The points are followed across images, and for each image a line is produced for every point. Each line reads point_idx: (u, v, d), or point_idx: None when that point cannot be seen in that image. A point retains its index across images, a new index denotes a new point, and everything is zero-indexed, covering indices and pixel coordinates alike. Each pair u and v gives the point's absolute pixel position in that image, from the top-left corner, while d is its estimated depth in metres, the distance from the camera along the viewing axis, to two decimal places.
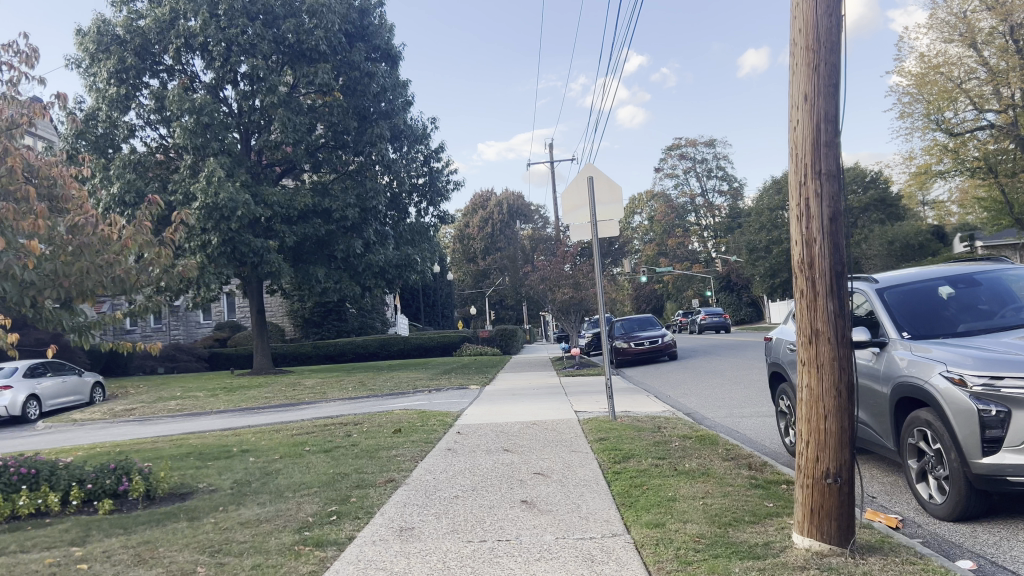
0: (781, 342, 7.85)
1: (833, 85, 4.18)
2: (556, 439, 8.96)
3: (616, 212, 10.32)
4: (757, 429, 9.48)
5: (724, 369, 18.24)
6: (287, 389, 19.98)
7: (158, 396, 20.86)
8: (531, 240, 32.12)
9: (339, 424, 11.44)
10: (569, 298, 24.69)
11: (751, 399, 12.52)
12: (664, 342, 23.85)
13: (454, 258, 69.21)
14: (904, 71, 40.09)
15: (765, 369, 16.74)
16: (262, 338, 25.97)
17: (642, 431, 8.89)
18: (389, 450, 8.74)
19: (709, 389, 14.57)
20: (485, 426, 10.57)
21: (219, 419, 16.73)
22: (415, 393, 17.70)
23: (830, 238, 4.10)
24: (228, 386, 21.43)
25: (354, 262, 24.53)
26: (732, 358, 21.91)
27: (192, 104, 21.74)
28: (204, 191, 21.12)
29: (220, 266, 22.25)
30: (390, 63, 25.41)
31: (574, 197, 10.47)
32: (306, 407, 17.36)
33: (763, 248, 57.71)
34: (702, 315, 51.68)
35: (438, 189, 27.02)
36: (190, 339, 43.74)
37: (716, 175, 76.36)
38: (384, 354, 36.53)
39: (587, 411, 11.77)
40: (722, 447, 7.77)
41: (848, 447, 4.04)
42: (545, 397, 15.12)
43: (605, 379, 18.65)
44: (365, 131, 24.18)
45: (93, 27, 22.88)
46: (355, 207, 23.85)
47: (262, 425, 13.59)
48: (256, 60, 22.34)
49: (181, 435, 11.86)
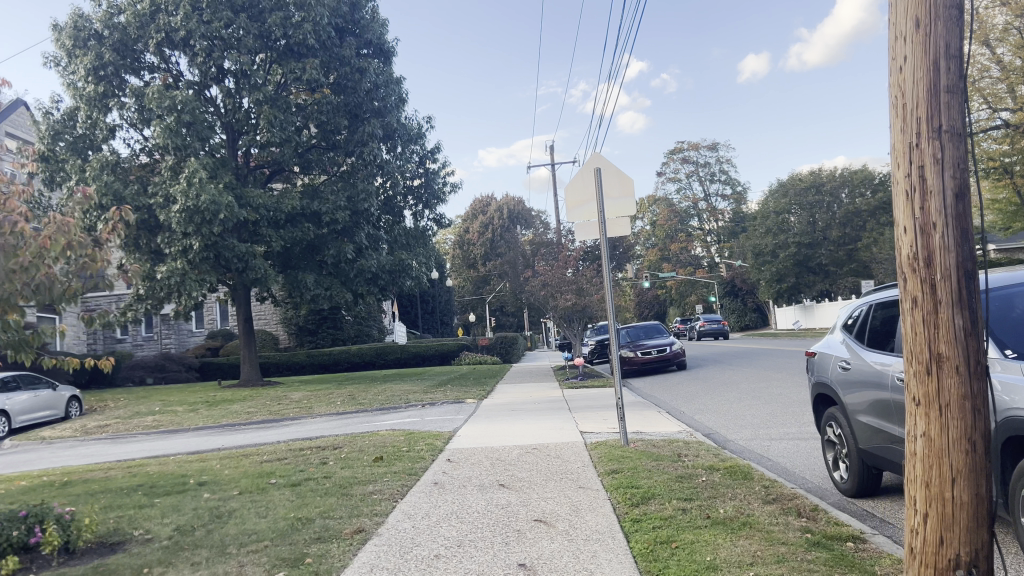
0: (827, 358, 6.63)
1: (956, 8, 2.95)
2: (561, 471, 7.71)
3: (628, 208, 9.11)
4: (792, 458, 8.26)
5: (738, 381, 17.00)
6: (271, 404, 18.71)
7: (136, 410, 19.62)
8: (532, 245, 30.90)
9: (315, 448, 10.17)
10: (572, 305, 23.46)
11: (776, 417, 11.27)
12: (671, 351, 22.60)
13: (453, 265, 67.99)
14: None
15: (785, 382, 15.48)
16: (250, 348, 24.68)
17: (660, 462, 7.65)
18: (365, 485, 7.49)
19: (726, 405, 13.31)
20: (478, 452, 9.32)
21: (196, 438, 15.49)
22: (408, 409, 16.46)
23: (957, 225, 2.90)
24: (210, 399, 20.18)
25: (344, 268, 23.28)
26: (745, 368, 20.66)
27: (172, 101, 20.47)
28: (183, 192, 19.83)
29: (202, 272, 20.97)
30: (383, 59, 24.18)
31: (580, 190, 9.19)
32: (289, 424, 16.10)
33: (770, 252, 56.44)
34: (704, 321, 50.76)
35: (434, 191, 25.84)
36: (182, 349, 42.35)
37: (719, 179, 75.18)
38: (380, 362, 35.36)
39: (594, 432, 10.54)
40: (759, 484, 6.55)
41: (985, 526, 2.82)
42: (548, 412, 13.89)
43: (611, 392, 17.41)
44: (356, 130, 22.91)
45: (69, 22, 21.56)
46: (347, 210, 22.60)
47: (235, 447, 12.33)
48: (241, 56, 21.15)
49: (142, 461, 10.61)
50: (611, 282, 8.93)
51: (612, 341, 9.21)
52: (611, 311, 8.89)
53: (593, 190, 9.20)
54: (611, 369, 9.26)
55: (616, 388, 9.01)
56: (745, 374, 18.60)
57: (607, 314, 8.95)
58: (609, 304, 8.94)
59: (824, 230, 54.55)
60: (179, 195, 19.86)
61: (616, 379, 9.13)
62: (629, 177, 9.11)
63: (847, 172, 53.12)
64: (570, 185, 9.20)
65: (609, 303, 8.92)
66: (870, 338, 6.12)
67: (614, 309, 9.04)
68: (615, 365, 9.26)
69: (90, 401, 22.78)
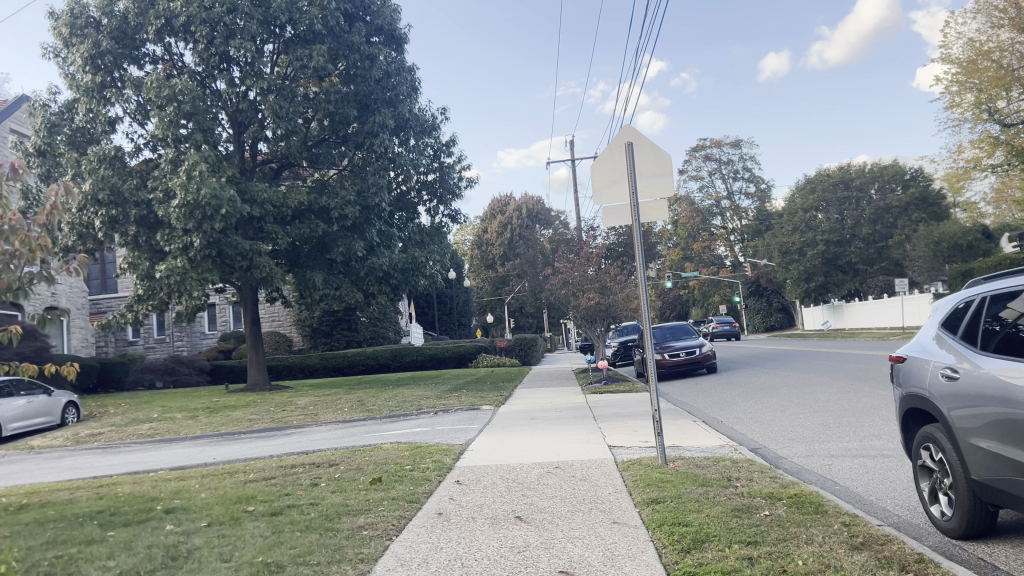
0: (920, 365, 5.37)
1: None
2: (588, 499, 6.46)
3: (665, 188, 7.86)
4: (861, 483, 7.01)
5: (777, 387, 15.68)
6: (275, 410, 17.59)
7: (134, 417, 18.52)
8: (551, 243, 29.70)
9: (308, 466, 8.97)
10: (595, 304, 22.20)
11: (830, 428, 9.96)
12: (701, 353, 21.31)
13: (472, 265, 66.92)
14: (953, 59, 37.15)
15: (831, 388, 14.15)
16: (258, 352, 23.59)
17: (708, 490, 6.40)
18: (358, 516, 6.29)
19: (771, 414, 12.00)
20: (492, 472, 8.10)
21: (191, 449, 14.37)
22: (420, 416, 15.28)
23: None
24: (213, 405, 19.07)
25: (355, 266, 22.12)
26: (780, 371, 19.31)
27: (171, 90, 19.51)
28: (183, 186, 18.73)
29: (204, 270, 19.83)
30: (395, 46, 23.00)
31: (609, 169, 8.00)
32: (292, 434, 14.95)
33: (796, 251, 54.19)
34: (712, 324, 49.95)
35: (449, 186, 24.65)
36: (194, 351, 41.48)
37: (742, 177, 73.67)
38: (395, 365, 34.29)
39: (625, 446, 9.30)
40: (838, 523, 5.31)
41: None
42: (570, 422, 12.65)
43: (638, 399, 16.15)
44: (366, 121, 21.76)
45: (66, 9, 20.63)
46: (356, 205, 21.47)
47: (226, 461, 11.16)
48: (245, 42, 20.08)
49: (117, 477, 9.46)
50: (645, 277, 7.71)
51: (649, 343, 7.93)
52: (645, 311, 7.65)
53: (625, 169, 8.00)
54: (649, 375, 7.95)
55: (652, 398, 7.76)
56: (782, 379, 17.27)
57: (641, 317, 7.70)
58: (642, 304, 7.70)
59: (852, 227, 53.05)
60: (178, 188, 18.76)
61: (652, 387, 7.85)
62: (666, 151, 7.87)
63: (877, 167, 51.50)
64: (596, 164, 8.02)
65: (643, 303, 7.67)
66: (984, 342, 4.85)
67: (649, 307, 7.78)
68: (651, 371, 7.98)
69: (90, 407, 21.75)
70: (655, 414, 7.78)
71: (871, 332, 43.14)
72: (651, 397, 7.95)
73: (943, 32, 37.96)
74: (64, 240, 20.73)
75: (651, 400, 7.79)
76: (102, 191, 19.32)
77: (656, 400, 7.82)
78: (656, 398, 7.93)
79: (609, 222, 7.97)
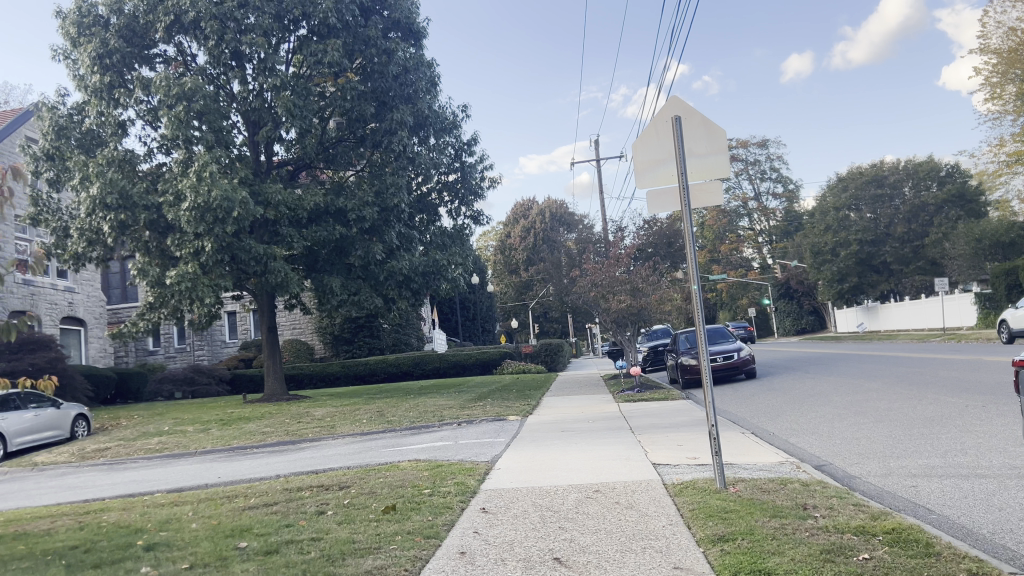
0: None
1: None
2: (640, 535, 5.43)
3: (720, 167, 6.85)
4: (962, 511, 5.90)
5: (826, 394, 14.52)
6: (290, 423, 16.65)
7: (144, 430, 17.67)
8: (577, 245, 28.66)
9: (316, 490, 8.00)
10: (626, 307, 21.11)
11: (903, 442, 8.81)
12: (739, 358, 20.20)
13: (496, 270, 66.05)
14: (993, 48, 35.48)
15: (890, 395, 12.98)
16: (275, 360, 22.73)
17: (784, 524, 5.34)
18: (365, 557, 5.28)
19: (830, 425, 10.89)
20: (523, 497, 7.08)
21: (199, 466, 13.47)
22: (443, 428, 14.29)
23: None
24: (226, 418, 18.18)
25: (374, 270, 21.18)
26: (827, 376, 18.10)
27: (180, 89, 18.70)
28: (193, 188, 17.88)
29: (217, 276, 18.96)
30: (413, 41, 22.05)
31: (653, 148, 6.98)
32: (307, 448, 14.01)
33: (830, 251, 53.66)
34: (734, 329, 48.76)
35: (471, 187, 23.72)
36: (215, 360, 40.83)
37: (770, 177, 72.16)
38: (418, 373, 33.40)
39: (672, 465, 8.25)
40: (963, 571, 4.21)
41: None
42: (606, 435, 11.60)
43: (675, 408, 15.07)
44: (383, 119, 20.80)
45: (74, 8, 19.91)
46: (374, 206, 20.54)
47: (230, 480, 10.21)
48: (256, 38, 19.25)
49: (107, 502, 8.55)
50: (699, 269, 6.63)
51: (703, 344, 6.78)
52: (700, 310, 6.53)
53: (671, 147, 6.99)
54: (703, 376, 6.79)
55: (707, 407, 6.63)
56: (829, 385, 16.11)
57: (694, 317, 6.57)
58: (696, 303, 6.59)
59: (886, 226, 51.48)
60: (187, 190, 17.90)
61: (709, 393, 6.69)
62: (719, 125, 6.87)
63: (911, 164, 49.81)
64: (638, 141, 7.00)
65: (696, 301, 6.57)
66: None
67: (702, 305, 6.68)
68: (706, 374, 6.80)
69: (103, 420, 20.96)
70: (710, 426, 6.67)
71: (910, 333, 41.59)
72: (707, 401, 6.75)
73: (981, 21, 36.43)
74: (74, 246, 19.94)
75: (707, 408, 6.65)
76: (110, 195, 18.53)
77: (713, 411, 6.70)
78: (713, 404, 6.75)
79: (654, 207, 6.93)
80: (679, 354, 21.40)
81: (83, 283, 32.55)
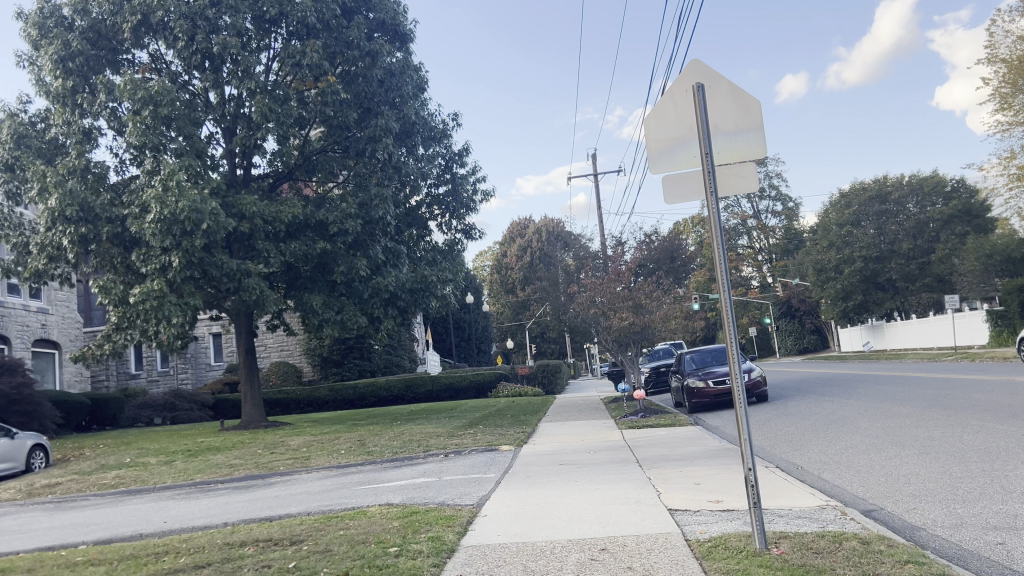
0: None
1: None
2: None
3: (755, 147, 5.51)
4: None
5: (851, 421, 13.12)
6: (262, 454, 15.19)
7: (103, 462, 16.19)
8: (575, 260, 27.31)
9: (261, 547, 6.57)
10: (628, 325, 19.70)
11: (964, 483, 7.43)
12: (751, 379, 18.93)
13: (492, 290, 64.81)
14: (1001, 58, 34.22)
15: (928, 422, 11.58)
16: (252, 385, 21.32)
17: None
18: None
19: (869, 458, 9.49)
20: (510, 558, 5.68)
21: (152, 505, 12.00)
22: (427, 460, 12.85)
23: None
24: (195, 448, 16.70)
25: (358, 287, 19.80)
26: (847, 400, 16.69)
27: (146, 92, 17.41)
28: (158, 199, 16.54)
29: (186, 295, 17.54)
30: (399, 44, 20.82)
31: (670, 124, 5.65)
32: (275, 484, 12.56)
33: (833, 269, 52.49)
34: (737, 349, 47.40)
35: (462, 200, 22.45)
36: (199, 384, 39.30)
37: (770, 195, 71.07)
38: (410, 396, 31.99)
39: (693, 516, 6.86)
40: None
41: None
42: (609, 470, 10.21)
43: (685, 436, 13.65)
44: (367, 125, 19.47)
45: (35, 10, 18.67)
46: (358, 219, 19.19)
47: (172, 527, 8.75)
48: (229, 39, 17.99)
49: (13, 560, 7.11)
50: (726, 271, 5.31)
51: (733, 354, 5.32)
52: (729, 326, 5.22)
53: (693, 122, 5.64)
54: (734, 395, 5.32)
55: (742, 430, 5.18)
56: (852, 410, 14.71)
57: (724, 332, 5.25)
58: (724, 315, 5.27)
59: (891, 242, 50.14)
60: (151, 201, 16.56)
61: (740, 405, 5.18)
62: (752, 95, 5.50)
63: (915, 179, 48.54)
64: (651, 118, 5.66)
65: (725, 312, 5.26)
66: None
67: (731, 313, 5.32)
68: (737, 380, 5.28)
69: (67, 450, 19.46)
70: (746, 465, 5.23)
71: (918, 352, 40.19)
72: (739, 413, 5.30)
73: (988, 31, 35.21)
74: (35, 263, 18.59)
75: (738, 429, 5.22)
76: (70, 207, 17.18)
77: (749, 440, 5.26)
78: (746, 418, 5.30)
79: (672, 197, 5.62)
80: (684, 376, 20.00)
81: (58, 304, 31.17)
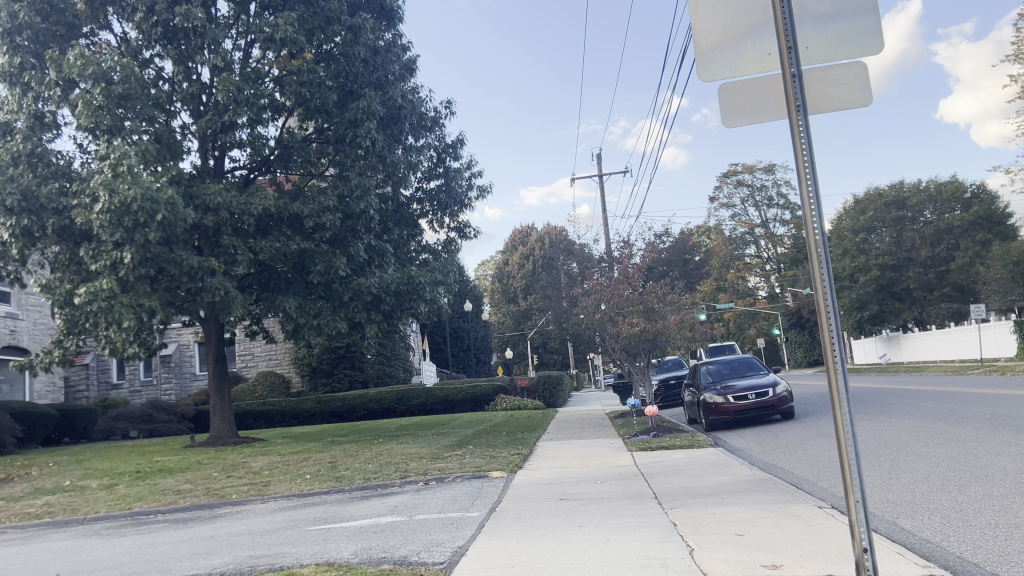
0: None
1: None
2: None
3: (867, 39, 3.55)
4: None
5: (906, 445, 11.12)
6: (216, 479, 13.16)
7: (38, 486, 14.15)
8: (578, 263, 25.31)
9: None
10: (639, 332, 17.64)
11: None
12: (775, 395, 16.96)
13: (493, 300, 62.74)
14: None
15: (1005, 449, 9.58)
16: (221, 398, 19.26)
17: None
18: None
19: (955, 500, 7.44)
20: None
21: (70, 544, 9.96)
22: (405, 490, 10.85)
23: None
24: (145, 470, 14.66)
25: (338, 289, 17.70)
26: (888, 418, 14.68)
27: (96, 68, 15.44)
28: (106, 186, 14.51)
29: (141, 296, 15.51)
30: (386, 22, 18.88)
31: (729, 6, 3.68)
32: (220, 518, 10.54)
33: (847, 277, 50.47)
34: None
35: (455, 195, 20.53)
36: (182, 395, 37.21)
37: (778, 204, 68.91)
38: (402, 410, 29.96)
39: None
40: None
41: None
42: (622, 510, 8.18)
43: (707, 462, 11.64)
44: (347, 107, 17.50)
45: None
46: (337, 212, 17.19)
47: None
48: (193, 9, 16.05)
49: None
50: (821, 216, 3.40)
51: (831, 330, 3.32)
52: (830, 297, 3.30)
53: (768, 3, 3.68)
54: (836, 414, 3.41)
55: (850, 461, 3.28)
56: (902, 430, 12.65)
57: (822, 309, 3.34)
58: (819, 279, 3.40)
59: (909, 249, 48.04)
60: (99, 187, 14.54)
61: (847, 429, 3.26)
62: None
63: (934, 185, 46.62)
64: None
65: (820, 271, 3.39)
66: None
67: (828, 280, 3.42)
68: (840, 381, 3.34)
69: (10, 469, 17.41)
70: (858, 530, 3.34)
71: (940, 365, 38.06)
72: (841, 424, 3.36)
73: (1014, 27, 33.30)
74: None
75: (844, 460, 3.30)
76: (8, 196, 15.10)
77: (861, 483, 3.34)
78: (854, 440, 3.36)
79: (733, 118, 3.70)
80: (700, 390, 17.97)
81: (28, 309, 29.16)
